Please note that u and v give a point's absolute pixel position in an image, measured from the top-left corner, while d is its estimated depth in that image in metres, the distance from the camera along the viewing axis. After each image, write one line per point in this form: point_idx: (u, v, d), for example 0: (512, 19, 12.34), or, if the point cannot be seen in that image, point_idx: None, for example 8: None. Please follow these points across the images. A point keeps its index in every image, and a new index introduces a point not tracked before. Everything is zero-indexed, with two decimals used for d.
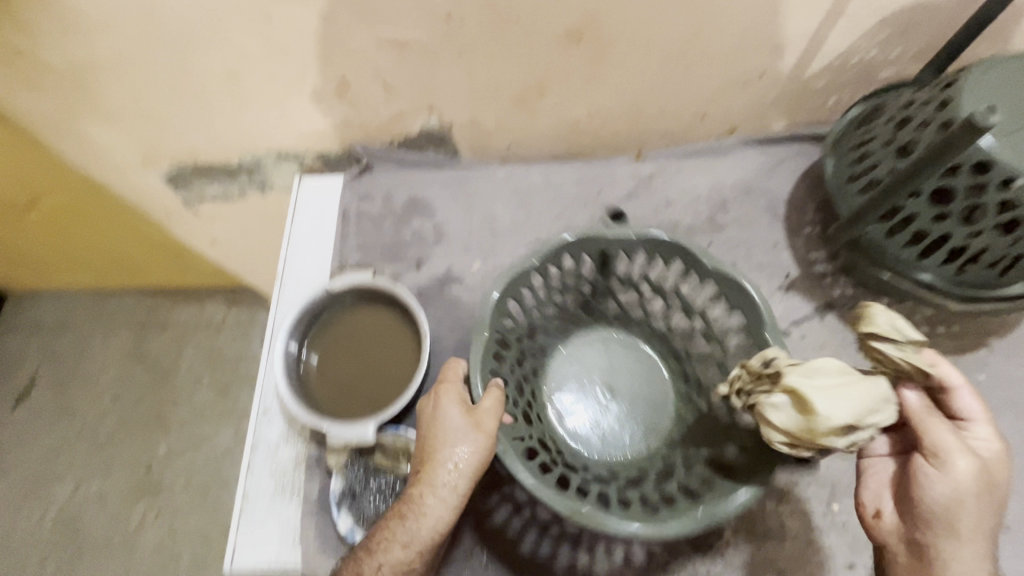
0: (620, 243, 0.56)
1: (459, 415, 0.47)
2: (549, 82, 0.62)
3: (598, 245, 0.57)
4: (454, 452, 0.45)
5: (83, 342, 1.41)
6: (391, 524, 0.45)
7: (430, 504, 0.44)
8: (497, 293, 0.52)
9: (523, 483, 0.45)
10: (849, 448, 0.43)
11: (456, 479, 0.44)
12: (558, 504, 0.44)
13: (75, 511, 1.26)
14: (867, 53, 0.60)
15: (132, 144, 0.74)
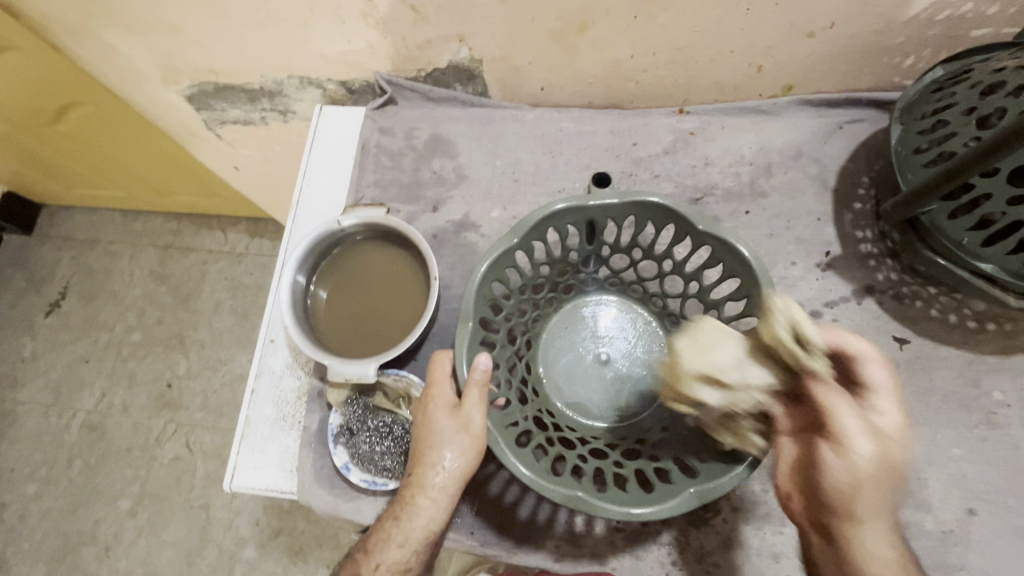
0: (613, 211, 0.51)
1: (451, 417, 0.45)
2: (591, 16, 0.57)
3: (589, 215, 0.51)
4: (442, 456, 0.44)
5: (111, 259, 1.45)
6: (387, 527, 0.45)
7: (422, 504, 0.44)
8: (481, 269, 0.47)
9: (517, 475, 0.42)
10: (725, 407, 0.45)
11: (449, 479, 0.44)
12: (548, 492, 0.41)
13: (100, 417, 1.33)
14: (960, 7, 0.52)
15: (151, 56, 0.71)
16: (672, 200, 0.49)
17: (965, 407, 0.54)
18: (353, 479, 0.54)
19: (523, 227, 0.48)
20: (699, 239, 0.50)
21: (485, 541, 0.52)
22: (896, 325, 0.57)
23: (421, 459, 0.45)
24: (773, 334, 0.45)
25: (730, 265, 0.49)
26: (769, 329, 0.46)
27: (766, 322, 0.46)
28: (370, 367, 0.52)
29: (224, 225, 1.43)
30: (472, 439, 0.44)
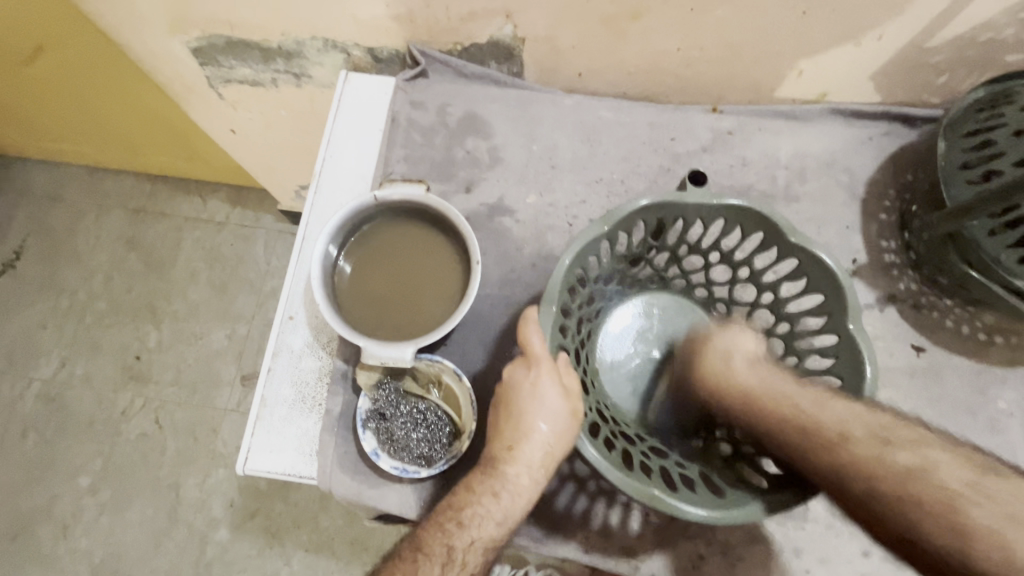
0: (699, 210, 0.52)
1: (558, 397, 0.46)
2: (647, 4, 0.55)
3: (675, 211, 0.52)
4: (538, 431, 0.45)
5: (74, 218, 1.34)
6: (481, 501, 0.45)
7: (520, 478, 0.45)
8: (568, 261, 0.47)
9: (587, 457, 0.44)
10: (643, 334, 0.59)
11: (546, 457, 0.46)
12: (627, 487, 0.43)
13: (59, 387, 1.24)
14: (1001, 32, 0.54)
15: (158, 1, 0.65)
16: (766, 207, 0.51)
17: (973, 414, 0.57)
18: (383, 465, 0.52)
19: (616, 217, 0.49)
20: (785, 248, 0.52)
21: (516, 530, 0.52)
22: (914, 334, 0.59)
23: (522, 437, 0.46)
24: (852, 350, 0.48)
25: (813, 277, 0.52)
26: (848, 344, 0.48)
27: (846, 336, 0.48)
28: (408, 350, 0.50)
29: (204, 190, 1.35)
30: (569, 420, 0.46)
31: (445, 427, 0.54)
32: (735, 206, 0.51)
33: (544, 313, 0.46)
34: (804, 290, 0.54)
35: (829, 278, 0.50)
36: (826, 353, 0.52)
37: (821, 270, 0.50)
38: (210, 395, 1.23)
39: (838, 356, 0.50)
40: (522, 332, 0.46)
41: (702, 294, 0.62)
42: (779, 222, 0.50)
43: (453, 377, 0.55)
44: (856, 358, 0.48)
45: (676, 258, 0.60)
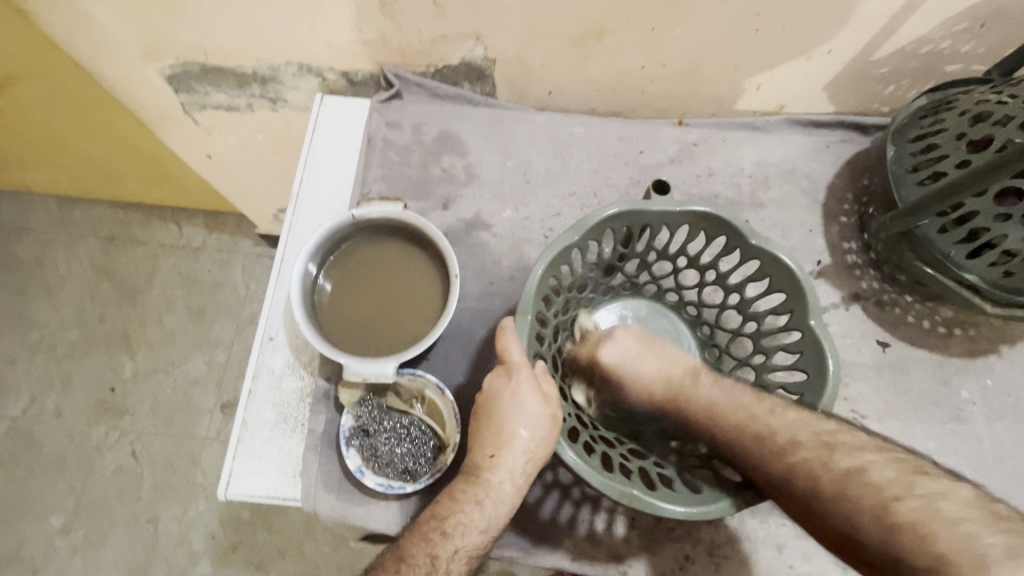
0: (664, 217, 0.54)
1: (537, 403, 0.47)
2: (611, 24, 0.58)
3: (642, 219, 0.54)
4: (518, 437, 0.46)
5: (45, 249, 1.31)
6: (464, 510, 0.45)
7: (502, 484, 0.46)
8: (540, 269, 0.48)
9: (568, 461, 0.45)
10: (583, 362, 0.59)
11: (527, 462, 0.46)
12: (607, 489, 0.44)
13: (28, 424, 1.20)
14: (938, 45, 0.58)
15: (131, 29, 0.65)
16: (728, 214, 0.53)
17: (939, 405, 0.59)
18: (368, 482, 0.52)
19: (584, 226, 0.50)
20: (749, 252, 0.54)
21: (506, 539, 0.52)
22: (879, 330, 0.61)
23: (504, 444, 0.47)
24: (816, 349, 0.50)
25: (775, 279, 0.54)
26: (812, 345, 0.50)
27: (809, 336, 0.50)
28: (389, 366, 0.51)
29: (179, 216, 1.33)
30: (547, 426, 0.46)
31: (429, 441, 0.54)
32: (698, 212, 0.53)
33: (520, 320, 0.48)
34: (769, 291, 0.56)
35: (789, 277, 0.52)
36: (794, 352, 0.54)
37: (782, 270, 0.52)
38: (189, 425, 1.21)
39: (803, 355, 0.52)
40: (501, 341, 0.47)
41: (675, 300, 0.64)
42: (740, 226, 0.52)
43: (435, 390, 0.55)
44: (819, 355, 0.49)
45: (647, 265, 0.62)
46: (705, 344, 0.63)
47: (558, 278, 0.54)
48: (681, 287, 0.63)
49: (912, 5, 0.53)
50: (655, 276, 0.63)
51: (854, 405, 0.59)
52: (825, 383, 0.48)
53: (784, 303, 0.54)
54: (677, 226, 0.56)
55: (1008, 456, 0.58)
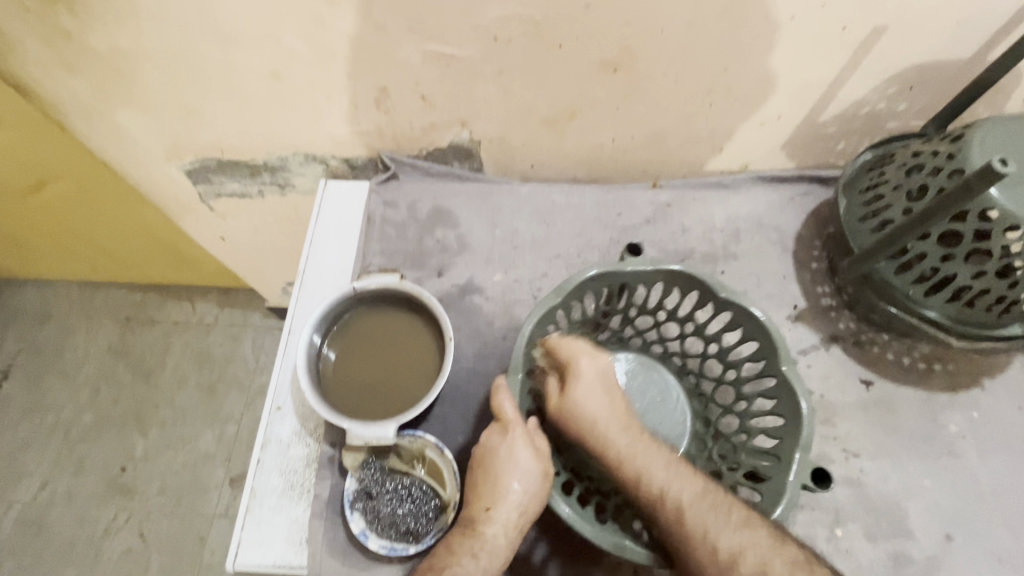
0: (638, 276, 0.59)
1: (530, 457, 0.51)
2: (580, 106, 0.65)
3: (618, 279, 0.59)
4: (512, 489, 0.49)
5: (65, 334, 1.37)
6: (461, 562, 0.46)
7: (494, 535, 0.48)
8: (529, 329, 0.53)
9: (562, 515, 0.48)
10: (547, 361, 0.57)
11: (520, 516, 0.49)
12: (600, 539, 0.47)
13: (39, 509, 1.21)
14: (875, 106, 0.64)
15: (158, 134, 0.74)
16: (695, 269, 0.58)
17: (928, 440, 0.60)
18: (371, 545, 0.53)
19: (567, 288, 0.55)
20: (720, 305, 0.58)
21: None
22: (861, 368, 0.64)
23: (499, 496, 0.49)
24: (791, 394, 0.53)
25: (747, 327, 0.57)
26: (786, 389, 0.54)
27: (783, 381, 0.54)
28: (390, 429, 0.53)
29: (193, 295, 1.40)
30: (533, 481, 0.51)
31: (430, 501, 0.56)
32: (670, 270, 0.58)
33: (512, 379, 0.52)
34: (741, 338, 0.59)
35: (755, 323, 0.56)
36: (771, 397, 0.56)
37: (748, 317, 0.56)
38: (198, 502, 1.21)
39: (778, 396, 0.55)
40: (495, 399, 0.52)
41: (659, 350, 0.67)
42: (707, 281, 0.56)
43: (436, 450, 0.57)
44: (794, 400, 0.52)
45: (630, 319, 0.66)
46: (692, 393, 0.65)
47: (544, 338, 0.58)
48: (663, 339, 0.67)
49: (844, 75, 0.60)
50: (638, 329, 0.67)
51: (845, 444, 0.60)
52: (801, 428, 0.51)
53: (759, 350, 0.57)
54: (653, 283, 0.60)
55: (1004, 489, 0.58)
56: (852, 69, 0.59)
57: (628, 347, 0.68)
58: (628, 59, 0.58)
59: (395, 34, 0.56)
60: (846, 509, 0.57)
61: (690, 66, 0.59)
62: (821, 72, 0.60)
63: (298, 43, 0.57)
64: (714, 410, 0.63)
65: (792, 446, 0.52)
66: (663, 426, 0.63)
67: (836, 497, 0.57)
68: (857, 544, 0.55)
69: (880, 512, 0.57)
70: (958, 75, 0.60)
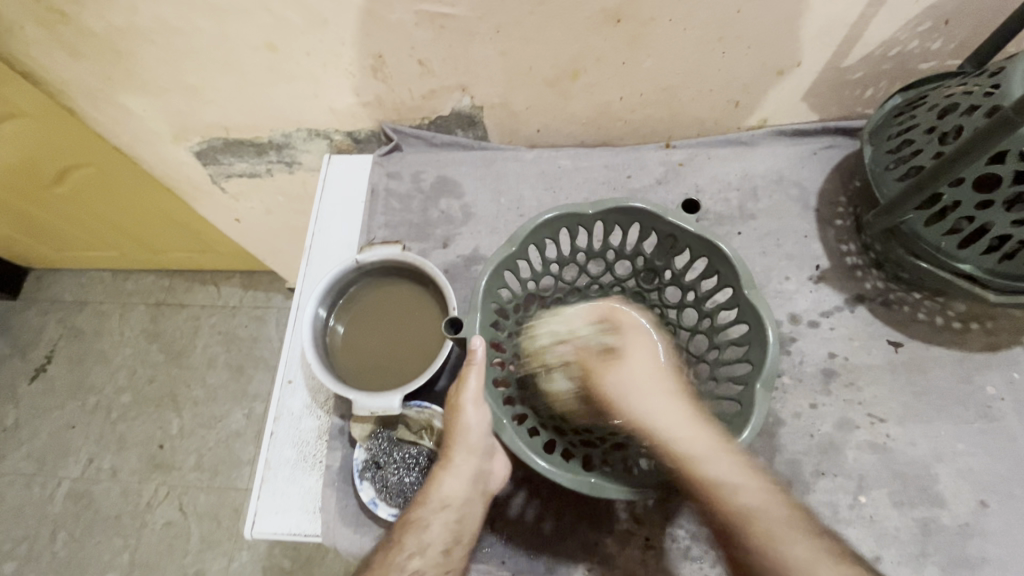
0: (548, 228, 0.57)
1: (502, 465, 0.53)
2: (583, 63, 0.62)
3: (532, 239, 0.57)
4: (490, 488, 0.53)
5: (100, 319, 1.43)
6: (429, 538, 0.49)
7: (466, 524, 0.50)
8: (484, 279, 0.53)
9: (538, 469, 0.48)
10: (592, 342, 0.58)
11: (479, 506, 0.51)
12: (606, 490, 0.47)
13: (87, 484, 1.28)
14: (906, 45, 0.59)
15: (163, 116, 0.74)
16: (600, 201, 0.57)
17: (963, 403, 0.57)
18: (381, 513, 0.54)
19: (518, 237, 0.55)
20: (632, 221, 0.59)
21: (516, 565, 0.53)
22: (889, 330, 0.60)
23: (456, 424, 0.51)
24: (731, 265, 0.54)
25: (710, 258, 0.57)
26: (724, 262, 0.55)
27: (725, 262, 0.55)
28: (395, 400, 0.53)
29: (217, 279, 1.43)
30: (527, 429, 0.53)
31: None
32: (576, 211, 0.56)
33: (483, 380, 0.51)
34: (669, 245, 0.60)
35: (669, 224, 0.57)
36: (713, 274, 0.58)
37: (659, 222, 0.57)
38: (231, 477, 1.26)
39: (717, 269, 0.57)
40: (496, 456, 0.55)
41: (596, 290, 0.67)
42: (615, 202, 0.56)
43: (443, 421, 0.56)
44: (759, 321, 0.52)
45: (583, 267, 0.65)
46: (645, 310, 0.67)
47: (501, 300, 0.58)
48: (596, 279, 0.67)
49: (870, 12, 0.55)
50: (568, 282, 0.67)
51: (871, 409, 0.57)
52: (766, 354, 0.50)
53: (722, 278, 0.57)
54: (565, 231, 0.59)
55: None
56: (880, 4, 0.54)
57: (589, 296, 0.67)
58: (630, 9, 0.55)
59: None
60: (871, 476, 0.54)
61: (699, 12, 0.55)
62: (845, 9, 0.55)
63: (290, 11, 0.56)
64: (681, 328, 0.64)
65: (760, 371, 0.51)
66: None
67: (860, 464, 0.55)
68: (882, 512, 0.53)
69: (908, 478, 0.54)
70: (1002, 5, 0.54)
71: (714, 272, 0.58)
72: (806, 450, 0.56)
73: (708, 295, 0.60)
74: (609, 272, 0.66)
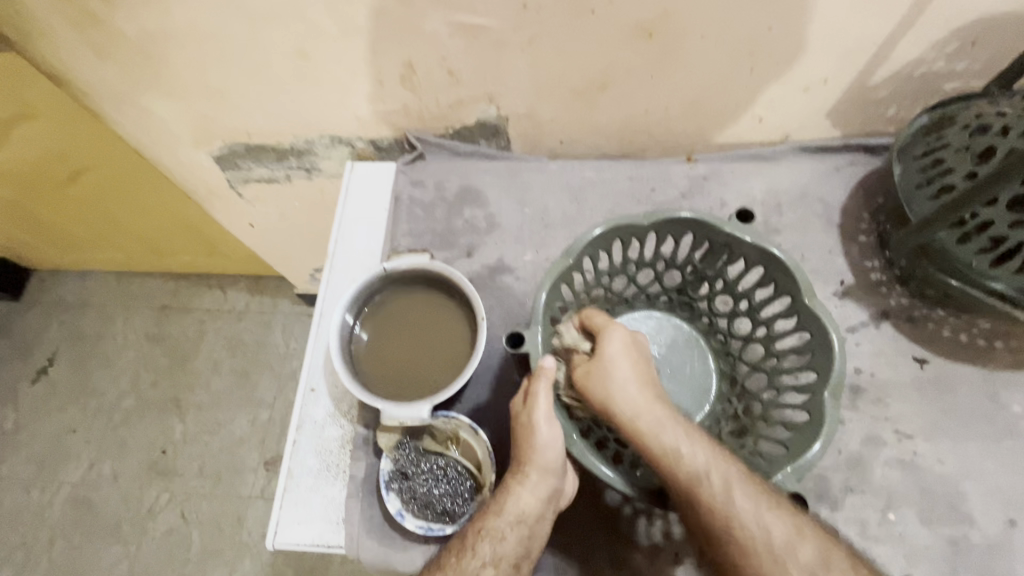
0: (612, 235, 0.58)
1: (571, 482, 0.52)
2: (613, 76, 0.62)
3: (596, 245, 0.58)
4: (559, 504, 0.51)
5: (104, 322, 1.41)
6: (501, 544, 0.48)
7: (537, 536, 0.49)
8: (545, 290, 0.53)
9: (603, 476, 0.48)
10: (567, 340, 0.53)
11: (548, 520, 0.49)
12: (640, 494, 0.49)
13: (87, 490, 1.26)
14: (932, 65, 0.60)
15: (186, 120, 0.74)
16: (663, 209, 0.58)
17: (990, 421, 0.57)
18: (409, 525, 0.53)
19: (575, 249, 0.55)
20: (689, 230, 0.59)
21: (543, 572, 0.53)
22: (914, 346, 0.60)
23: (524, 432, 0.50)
24: (791, 276, 0.55)
25: (767, 268, 0.58)
26: (784, 272, 0.56)
27: (785, 273, 0.56)
28: (424, 409, 0.53)
29: (224, 283, 1.42)
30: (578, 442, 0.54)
31: (465, 481, 0.55)
32: (641, 220, 0.57)
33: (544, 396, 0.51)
34: (722, 254, 0.61)
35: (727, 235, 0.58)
36: (768, 283, 0.59)
37: (716, 231, 0.58)
38: (234, 484, 1.24)
39: (774, 278, 0.58)
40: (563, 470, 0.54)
41: (644, 298, 0.68)
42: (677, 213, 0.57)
43: (470, 431, 0.56)
44: (823, 331, 0.53)
45: (633, 276, 0.66)
46: (693, 318, 0.68)
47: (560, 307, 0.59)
48: (644, 287, 0.67)
49: (899, 32, 0.56)
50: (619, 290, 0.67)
51: (898, 425, 0.57)
52: (833, 364, 0.52)
53: (779, 287, 0.58)
54: (624, 239, 0.60)
55: None
56: (909, 25, 0.55)
57: (635, 305, 0.68)
58: (663, 23, 0.55)
59: (421, 6, 0.54)
60: (899, 492, 0.54)
61: (731, 28, 0.56)
62: (874, 30, 0.56)
63: (324, 20, 0.56)
64: (732, 337, 0.65)
65: (825, 380, 0.52)
66: (690, 364, 0.66)
67: (889, 481, 0.55)
68: (911, 529, 0.53)
69: (937, 496, 0.54)
70: None
71: (770, 281, 0.59)
72: (835, 466, 0.55)
73: (762, 304, 0.61)
74: (658, 281, 0.67)
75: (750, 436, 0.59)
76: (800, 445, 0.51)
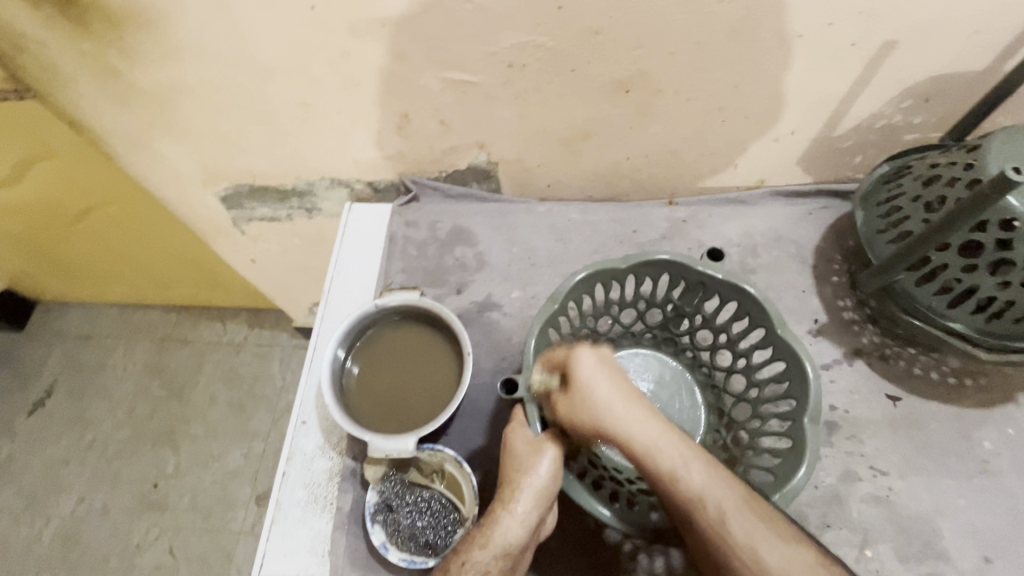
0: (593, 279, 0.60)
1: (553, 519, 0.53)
2: (594, 127, 0.67)
3: (576, 292, 0.60)
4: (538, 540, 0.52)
5: (104, 353, 1.43)
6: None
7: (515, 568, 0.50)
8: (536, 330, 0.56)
9: (602, 517, 0.51)
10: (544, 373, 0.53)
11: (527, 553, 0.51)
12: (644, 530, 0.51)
13: (76, 523, 1.25)
14: (891, 119, 0.64)
15: (195, 162, 0.79)
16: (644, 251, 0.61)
17: (962, 458, 0.58)
18: (392, 559, 0.54)
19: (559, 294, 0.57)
20: (665, 271, 0.62)
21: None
22: (887, 383, 0.62)
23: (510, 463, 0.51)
24: (762, 308, 0.58)
25: (741, 302, 0.61)
26: (754, 304, 0.59)
27: (758, 306, 0.59)
28: (409, 442, 0.55)
29: (224, 315, 1.45)
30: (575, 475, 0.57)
31: (449, 514, 0.56)
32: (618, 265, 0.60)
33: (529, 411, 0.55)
34: (695, 290, 0.64)
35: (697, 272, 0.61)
36: (742, 315, 0.62)
37: (687, 268, 0.61)
38: (225, 518, 1.24)
39: (747, 310, 0.60)
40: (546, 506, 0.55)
41: (628, 336, 0.71)
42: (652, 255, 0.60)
43: (454, 464, 0.58)
44: (796, 358, 0.55)
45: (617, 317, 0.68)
46: (677, 353, 0.71)
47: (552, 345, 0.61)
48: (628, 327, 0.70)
49: (857, 90, 0.60)
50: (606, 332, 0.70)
51: (873, 461, 0.58)
52: (809, 390, 0.54)
53: (754, 320, 0.61)
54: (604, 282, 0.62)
55: None
56: (865, 83, 0.60)
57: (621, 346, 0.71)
58: (639, 80, 0.60)
59: (415, 63, 0.59)
60: (875, 529, 0.55)
61: (701, 86, 0.61)
62: (833, 87, 0.60)
63: (327, 75, 0.61)
64: (715, 369, 0.67)
65: (804, 405, 0.54)
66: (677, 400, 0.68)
67: (864, 517, 0.56)
68: (887, 566, 0.53)
69: (912, 533, 0.55)
70: (977, 85, 0.60)
71: (745, 315, 0.61)
72: (811, 502, 0.56)
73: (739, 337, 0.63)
74: (641, 320, 0.70)
75: (740, 465, 0.60)
76: (787, 473, 0.52)
